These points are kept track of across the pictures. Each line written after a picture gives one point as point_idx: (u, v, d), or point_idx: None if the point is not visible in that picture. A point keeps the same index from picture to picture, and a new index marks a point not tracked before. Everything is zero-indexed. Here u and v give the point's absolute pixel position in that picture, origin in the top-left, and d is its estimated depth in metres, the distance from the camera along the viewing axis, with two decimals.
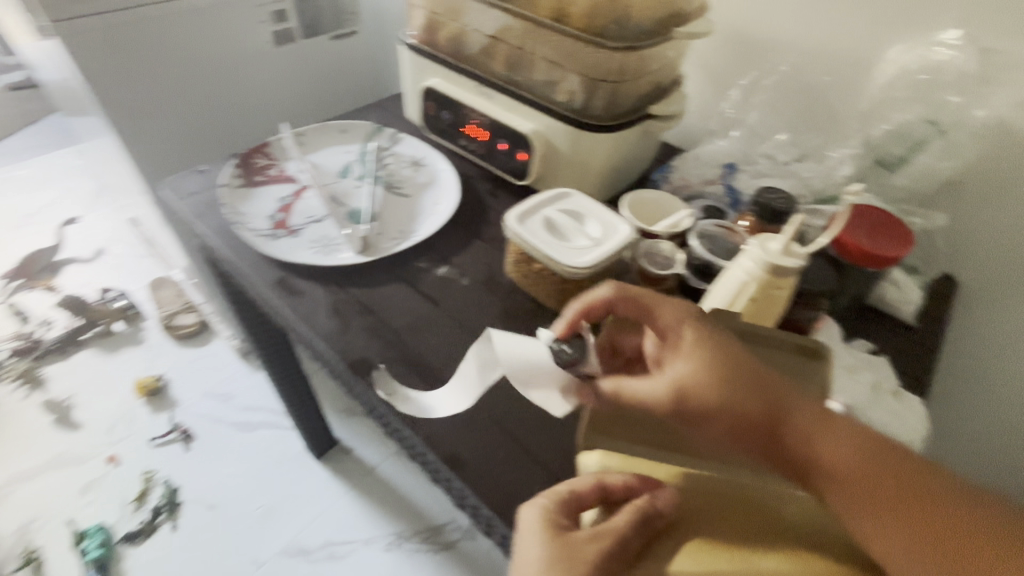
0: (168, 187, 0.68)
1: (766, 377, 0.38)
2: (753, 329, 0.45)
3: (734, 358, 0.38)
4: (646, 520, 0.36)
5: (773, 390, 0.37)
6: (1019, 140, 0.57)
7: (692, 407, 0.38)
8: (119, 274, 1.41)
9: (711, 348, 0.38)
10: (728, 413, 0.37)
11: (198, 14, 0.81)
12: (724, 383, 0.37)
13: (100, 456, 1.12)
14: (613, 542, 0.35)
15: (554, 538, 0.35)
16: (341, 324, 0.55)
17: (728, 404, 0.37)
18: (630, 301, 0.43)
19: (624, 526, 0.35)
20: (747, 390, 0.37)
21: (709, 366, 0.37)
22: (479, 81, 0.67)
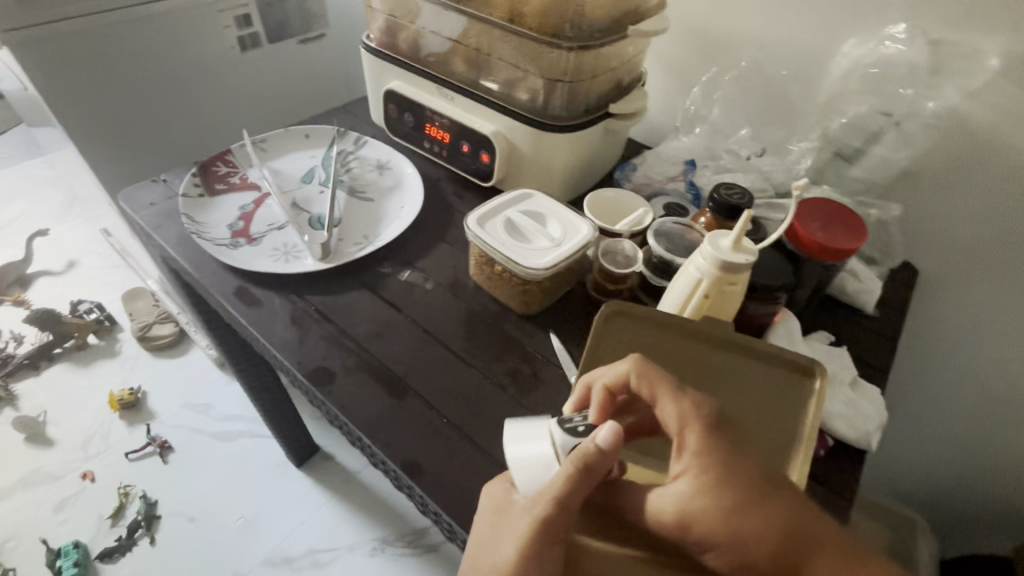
0: (126, 198, 0.67)
1: (779, 493, 0.33)
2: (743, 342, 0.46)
3: (748, 474, 0.34)
4: (586, 472, 0.34)
5: (787, 511, 0.33)
6: (969, 130, 0.58)
7: (696, 533, 0.34)
8: (91, 285, 1.38)
9: (725, 462, 0.34)
10: (733, 540, 0.32)
11: (156, 20, 0.79)
12: (734, 506, 0.33)
13: (75, 473, 1.10)
14: (549, 505, 0.34)
15: (502, 513, 0.37)
16: (302, 333, 0.54)
17: (735, 531, 0.32)
18: (646, 382, 0.38)
19: (560, 484, 0.34)
20: (758, 516, 0.33)
21: (720, 487, 0.33)
22: (439, 83, 0.67)
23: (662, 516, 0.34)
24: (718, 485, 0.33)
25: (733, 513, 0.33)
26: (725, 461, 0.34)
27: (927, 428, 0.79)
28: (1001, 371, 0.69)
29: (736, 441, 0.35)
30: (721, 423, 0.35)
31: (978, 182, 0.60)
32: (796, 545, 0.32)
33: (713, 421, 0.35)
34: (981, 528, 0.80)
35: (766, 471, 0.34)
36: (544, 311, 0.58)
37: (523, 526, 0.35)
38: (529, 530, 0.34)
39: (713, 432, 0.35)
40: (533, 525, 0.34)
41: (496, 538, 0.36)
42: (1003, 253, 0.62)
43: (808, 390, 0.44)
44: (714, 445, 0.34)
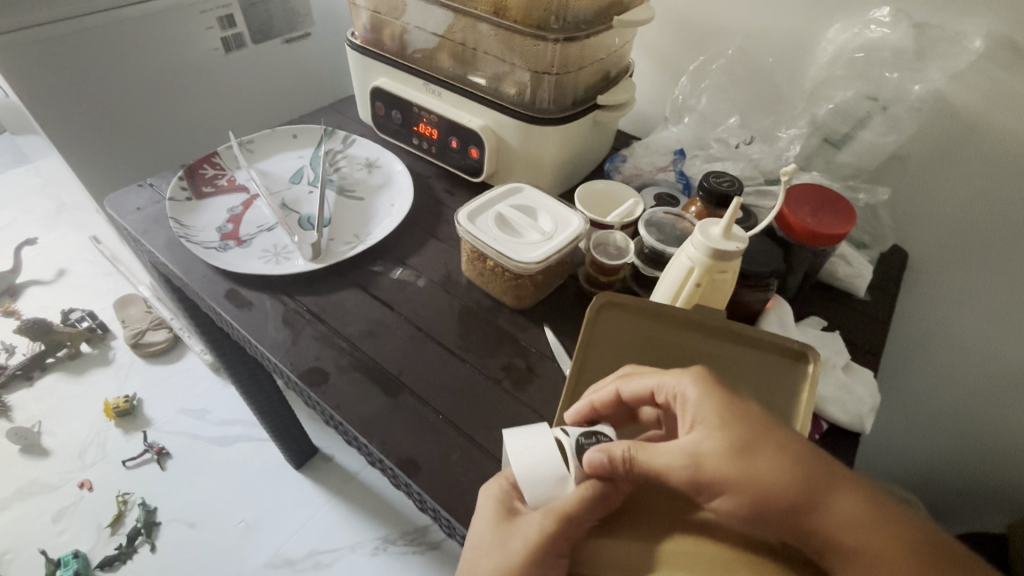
0: (113, 204, 0.66)
1: (786, 432, 0.34)
2: (735, 328, 0.46)
3: (753, 414, 0.35)
4: (599, 492, 0.35)
5: (796, 446, 0.34)
6: (955, 112, 0.59)
7: (714, 470, 0.33)
8: (82, 294, 1.37)
9: (730, 405, 0.35)
10: (751, 476, 0.32)
11: (138, 23, 0.78)
12: (747, 442, 0.33)
13: (72, 482, 1.09)
14: (558, 520, 0.35)
15: (505, 518, 0.37)
16: (294, 334, 0.54)
17: (750, 467, 0.33)
18: (636, 381, 0.39)
19: (573, 501, 0.35)
20: (770, 449, 0.33)
21: (730, 426, 0.34)
22: (425, 79, 0.67)
23: (674, 466, 0.34)
24: (727, 425, 0.34)
25: (746, 450, 0.33)
26: (730, 404, 0.35)
27: (920, 410, 0.79)
28: (992, 350, 0.69)
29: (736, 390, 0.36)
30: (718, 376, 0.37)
31: (964, 164, 0.61)
32: (810, 480, 0.33)
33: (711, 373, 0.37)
34: (976, 507, 0.81)
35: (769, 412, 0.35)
36: (537, 305, 0.58)
37: (531, 539, 0.35)
38: (538, 543, 0.35)
39: (712, 382, 0.36)
40: (541, 538, 0.35)
41: (501, 544, 0.36)
42: (991, 233, 0.63)
43: (801, 373, 0.45)
44: (716, 391, 0.36)
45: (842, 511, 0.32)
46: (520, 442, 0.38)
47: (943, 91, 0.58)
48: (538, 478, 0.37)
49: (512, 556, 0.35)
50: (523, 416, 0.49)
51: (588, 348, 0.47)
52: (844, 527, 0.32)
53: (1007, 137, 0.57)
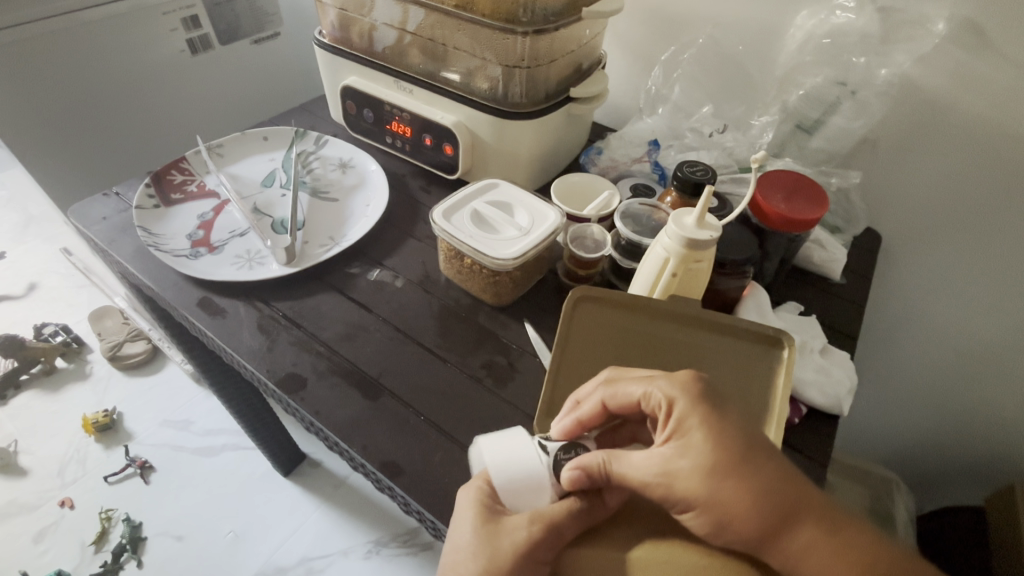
0: (77, 214, 0.64)
1: (767, 451, 0.34)
2: (710, 317, 0.47)
3: (738, 433, 0.34)
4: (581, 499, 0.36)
5: (774, 468, 0.33)
6: (921, 95, 0.59)
7: (687, 487, 0.33)
8: (55, 307, 1.33)
9: (716, 423, 0.34)
10: (724, 496, 0.32)
11: (98, 26, 0.76)
12: (726, 464, 0.33)
13: (52, 501, 1.07)
14: (543, 523, 0.36)
15: (488, 520, 0.37)
16: (269, 341, 0.53)
17: (725, 487, 0.32)
18: (622, 391, 0.38)
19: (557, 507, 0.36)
20: (748, 471, 0.33)
21: (713, 445, 0.33)
22: (396, 77, 0.66)
23: (648, 479, 0.34)
24: (710, 443, 0.33)
25: (723, 472, 0.33)
26: (717, 423, 0.34)
27: (898, 389, 0.81)
28: (964, 327, 0.71)
29: (722, 405, 0.35)
30: (706, 390, 0.36)
31: (931, 146, 0.62)
32: (784, 503, 0.32)
33: (698, 387, 0.36)
34: (954, 482, 0.83)
35: (753, 430, 0.34)
36: (517, 301, 0.58)
37: (517, 543, 0.35)
38: (525, 547, 0.35)
39: (700, 397, 0.35)
40: (528, 542, 0.35)
41: (485, 548, 0.36)
42: (960, 212, 0.64)
43: (776, 359, 0.45)
44: (704, 407, 0.35)
45: (809, 534, 0.32)
46: (503, 449, 0.38)
47: (909, 74, 0.59)
48: (522, 483, 0.37)
49: (499, 559, 0.35)
50: (505, 414, 0.48)
51: (566, 344, 0.47)
52: (809, 550, 0.32)
53: (972, 118, 0.58)
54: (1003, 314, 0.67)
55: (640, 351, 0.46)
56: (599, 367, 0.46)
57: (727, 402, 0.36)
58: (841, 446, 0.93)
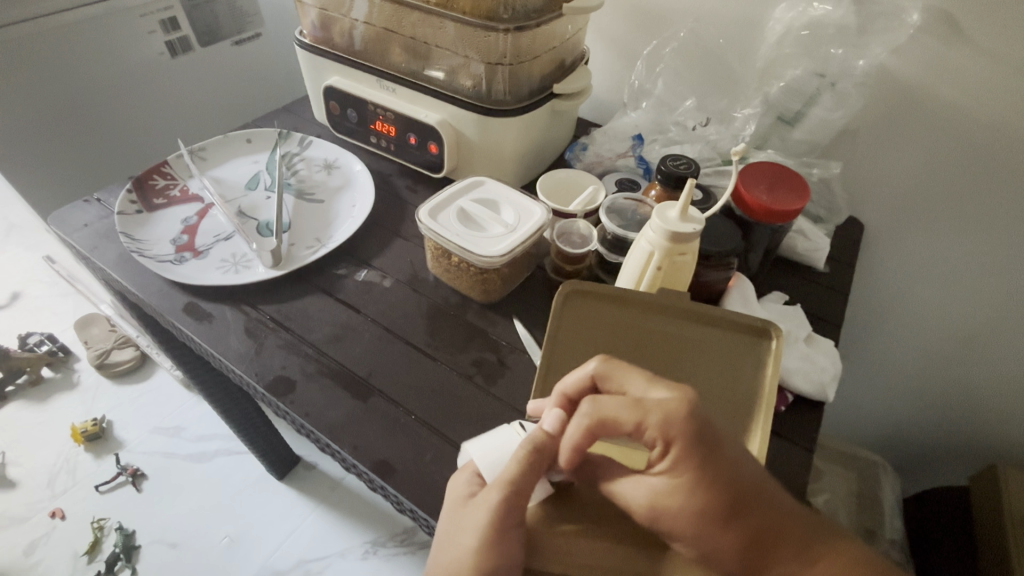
0: (58, 222, 0.63)
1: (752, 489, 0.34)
2: (705, 310, 0.47)
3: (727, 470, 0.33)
4: (537, 454, 0.36)
5: (761, 508, 0.34)
6: (898, 84, 0.61)
7: (670, 523, 0.34)
8: (39, 316, 1.31)
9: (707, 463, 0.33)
10: (707, 533, 0.33)
11: (73, 30, 0.74)
12: (714, 509, 0.33)
13: (43, 512, 1.05)
14: (511, 495, 0.35)
15: (461, 504, 0.37)
16: (257, 345, 0.53)
17: (711, 528, 0.33)
18: (612, 419, 0.34)
19: (515, 472, 0.36)
20: (734, 516, 0.33)
21: (703, 489, 0.33)
22: (378, 76, 0.65)
23: (637, 506, 0.35)
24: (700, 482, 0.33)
25: (712, 515, 0.33)
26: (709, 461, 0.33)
27: (883, 375, 0.82)
28: (946, 312, 0.72)
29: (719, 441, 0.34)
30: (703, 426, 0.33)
31: (910, 134, 0.63)
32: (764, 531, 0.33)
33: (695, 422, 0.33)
34: (940, 464, 0.85)
35: (745, 470, 0.34)
36: (505, 298, 0.58)
37: (483, 520, 0.35)
38: (491, 523, 0.35)
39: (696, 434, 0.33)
40: (491, 517, 0.35)
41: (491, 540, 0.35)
42: (939, 200, 0.65)
43: (764, 350, 0.46)
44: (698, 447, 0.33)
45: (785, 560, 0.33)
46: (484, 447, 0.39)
47: (886, 64, 0.60)
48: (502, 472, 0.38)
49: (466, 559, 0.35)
50: (496, 409, 0.49)
51: (559, 337, 0.47)
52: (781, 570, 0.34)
53: (949, 105, 0.59)
54: (983, 298, 0.68)
55: (633, 343, 0.46)
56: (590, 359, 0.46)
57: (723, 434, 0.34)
58: (829, 432, 0.95)
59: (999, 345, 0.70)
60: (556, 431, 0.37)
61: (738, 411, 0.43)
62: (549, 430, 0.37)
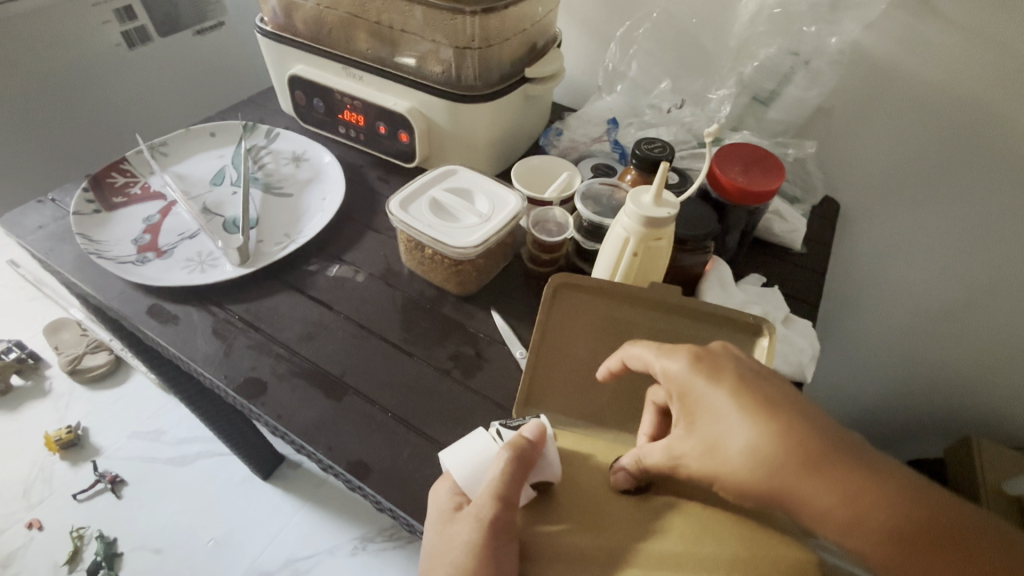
0: (8, 225, 0.60)
1: (803, 441, 0.31)
2: (702, 307, 0.46)
3: (764, 414, 0.32)
4: (522, 461, 0.36)
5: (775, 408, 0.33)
6: (870, 62, 0.60)
7: (695, 445, 0.35)
8: (6, 322, 1.26)
9: (738, 395, 0.33)
10: (732, 427, 0.33)
11: (18, 20, 0.70)
12: (723, 393, 0.34)
13: (19, 524, 1.02)
14: (499, 505, 0.35)
15: (449, 519, 0.37)
16: (224, 346, 0.51)
17: (727, 419, 0.33)
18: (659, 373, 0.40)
19: (502, 483, 0.35)
20: (746, 402, 0.33)
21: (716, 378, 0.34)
22: (343, 63, 0.63)
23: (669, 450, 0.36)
24: (724, 437, 0.33)
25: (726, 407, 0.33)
26: (740, 398, 0.33)
27: (859, 353, 0.84)
28: (920, 288, 0.73)
29: (753, 374, 0.34)
30: (720, 357, 0.36)
31: (884, 111, 0.63)
32: (809, 499, 0.31)
33: (708, 354, 0.36)
34: (917, 437, 0.87)
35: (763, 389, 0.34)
36: (482, 290, 0.57)
37: (475, 534, 0.34)
38: (483, 536, 0.34)
39: (720, 367, 0.35)
40: (484, 529, 0.34)
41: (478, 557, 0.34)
42: (911, 176, 0.66)
43: (755, 348, 0.44)
44: (725, 379, 0.34)
45: (849, 543, 0.30)
46: (461, 458, 0.38)
47: (858, 41, 0.60)
48: (479, 480, 0.38)
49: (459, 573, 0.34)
50: (475, 404, 0.48)
51: (548, 333, 0.47)
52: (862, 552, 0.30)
53: (921, 82, 0.59)
54: (957, 272, 0.69)
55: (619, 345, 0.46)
56: (575, 354, 0.46)
57: (760, 371, 0.35)
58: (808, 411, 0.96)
59: (974, 319, 0.71)
60: (537, 437, 0.38)
61: None
62: (528, 437, 0.37)
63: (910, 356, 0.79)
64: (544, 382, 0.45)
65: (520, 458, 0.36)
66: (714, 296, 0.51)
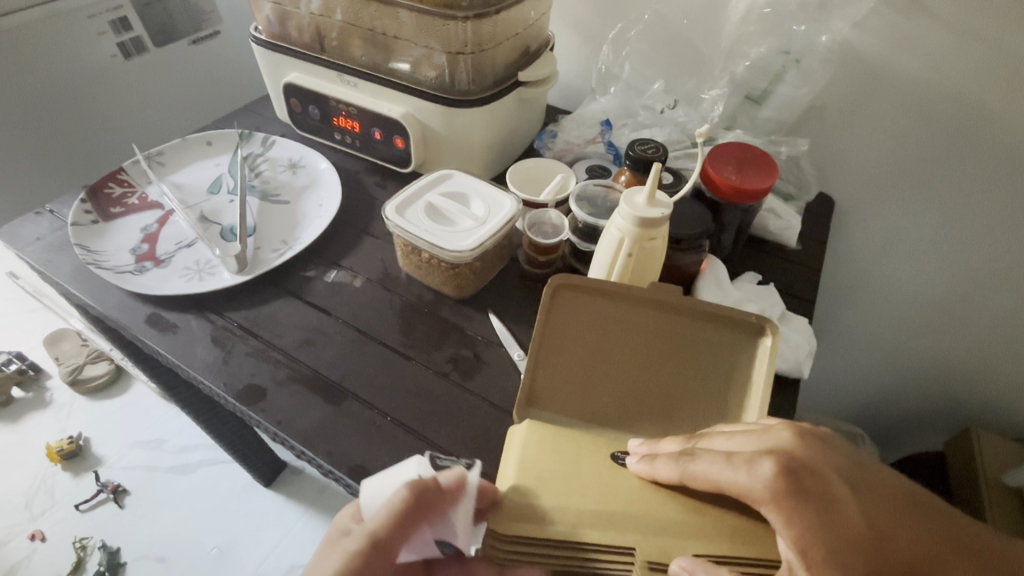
0: (6, 238, 0.60)
1: (866, 545, 0.33)
2: (704, 306, 0.46)
3: (839, 540, 0.32)
4: (418, 503, 0.36)
5: (819, 490, 0.33)
6: (860, 59, 0.61)
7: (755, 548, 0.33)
8: (5, 333, 1.26)
9: (819, 528, 0.32)
10: (798, 530, 0.32)
11: (13, 33, 0.71)
12: (785, 495, 0.32)
13: (21, 535, 1.03)
14: (373, 541, 0.36)
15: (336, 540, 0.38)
16: (223, 353, 0.51)
17: (796, 528, 0.32)
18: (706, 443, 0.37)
19: (390, 520, 0.36)
20: (803, 498, 0.32)
21: (785, 486, 0.32)
22: (338, 70, 0.63)
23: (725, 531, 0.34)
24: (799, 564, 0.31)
25: (790, 507, 0.32)
26: (822, 531, 0.32)
27: (856, 349, 0.84)
28: (917, 284, 0.73)
29: (830, 495, 0.33)
30: (804, 474, 0.33)
31: (876, 108, 0.63)
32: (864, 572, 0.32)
33: (793, 469, 0.33)
34: (917, 433, 0.87)
35: (816, 481, 0.33)
36: (479, 292, 0.57)
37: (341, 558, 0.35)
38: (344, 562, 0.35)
39: (803, 489, 0.32)
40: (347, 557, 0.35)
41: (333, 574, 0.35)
42: (907, 170, 0.66)
43: (755, 347, 0.45)
44: (801, 493, 0.32)
45: None
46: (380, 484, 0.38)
47: (848, 39, 0.60)
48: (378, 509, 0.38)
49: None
50: (474, 406, 0.48)
51: (549, 330, 0.46)
52: None
53: (911, 78, 0.60)
54: (951, 266, 0.70)
55: (619, 345, 0.46)
56: (579, 353, 0.46)
57: (833, 484, 0.34)
58: (808, 408, 0.96)
59: (970, 311, 0.71)
60: (452, 486, 0.36)
61: (720, 416, 0.43)
62: (440, 483, 0.36)
63: (909, 351, 0.80)
64: (548, 380, 0.45)
65: (409, 503, 0.36)
66: (710, 294, 0.51)
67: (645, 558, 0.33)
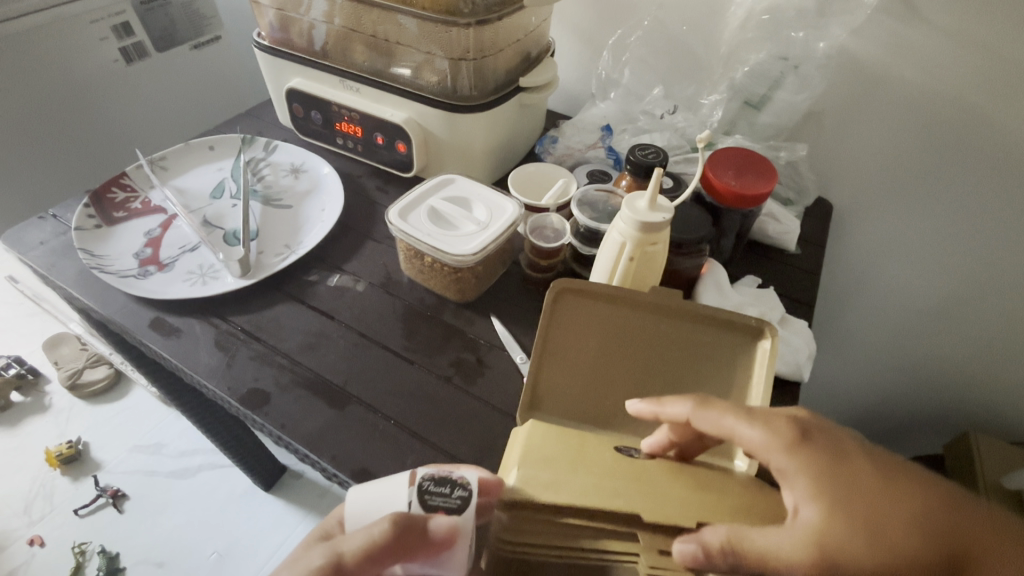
0: (9, 243, 0.60)
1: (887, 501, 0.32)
2: (704, 308, 0.45)
3: (853, 490, 0.32)
4: (401, 541, 0.32)
5: (828, 446, 0.34)
6: (858, 65, 0.62)
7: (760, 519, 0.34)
8: (5, 338, 1.26)
9: (830, 477, 0.32)
10: (808, 481, 0.32)
11: (16, 39, 0.71)
12: (794, 444, 0.33)
13: (21, 540, 1.02)
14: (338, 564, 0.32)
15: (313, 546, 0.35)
16: (227, 358, 0.51)
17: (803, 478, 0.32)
18: None
19: (364, 550, 0.32)
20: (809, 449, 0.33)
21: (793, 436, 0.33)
22: (341, 76, 0.64)
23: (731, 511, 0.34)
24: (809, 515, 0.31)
25: (798, 456, 0.33)
26: (835, 481, 0.32)
27: (855, 352, 0.84)
28: (916, 287, 0.74)
29: (841, 450, 0.34)
30: (809, 429, 0.34)
31: (873, 113, 0.64)
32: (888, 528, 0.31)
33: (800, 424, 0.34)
34: (916, 436, 0.87)
35: (824, 436, 0.34)
36: (481, 296, 0.58)
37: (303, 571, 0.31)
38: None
39: (811, 441, 0.33)
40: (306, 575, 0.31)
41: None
42: (905, 173, 0.66)
43: (754, 351, 0.45)
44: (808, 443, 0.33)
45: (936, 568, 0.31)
46: (367, 497, 0.35)
47: (846, 45, 0.61)
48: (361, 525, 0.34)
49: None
50: (477, 410, 0.48)
51: (551, 333, 0.46)
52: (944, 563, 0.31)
53: (908, 83, 0.60)
54: (950, 269, 0.70)
55: (621, 349, 0.46)
56: (581, 358, 0.46)
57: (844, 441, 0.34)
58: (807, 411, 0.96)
59: (969, 314, 0.72)
60: (446, 533, 0.32)
61: None
62: (433, 526, 0.32)
63: (907, 353, 0.80)
64: (551, 383, 0.45)
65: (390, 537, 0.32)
66: (711, 298, 0.52)
67: (650, 564, 0.32)
